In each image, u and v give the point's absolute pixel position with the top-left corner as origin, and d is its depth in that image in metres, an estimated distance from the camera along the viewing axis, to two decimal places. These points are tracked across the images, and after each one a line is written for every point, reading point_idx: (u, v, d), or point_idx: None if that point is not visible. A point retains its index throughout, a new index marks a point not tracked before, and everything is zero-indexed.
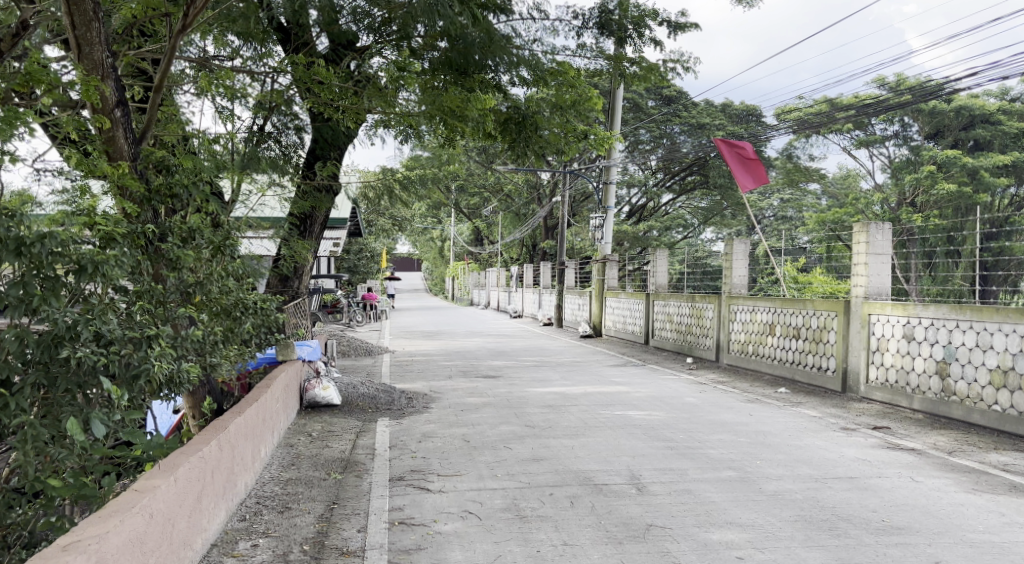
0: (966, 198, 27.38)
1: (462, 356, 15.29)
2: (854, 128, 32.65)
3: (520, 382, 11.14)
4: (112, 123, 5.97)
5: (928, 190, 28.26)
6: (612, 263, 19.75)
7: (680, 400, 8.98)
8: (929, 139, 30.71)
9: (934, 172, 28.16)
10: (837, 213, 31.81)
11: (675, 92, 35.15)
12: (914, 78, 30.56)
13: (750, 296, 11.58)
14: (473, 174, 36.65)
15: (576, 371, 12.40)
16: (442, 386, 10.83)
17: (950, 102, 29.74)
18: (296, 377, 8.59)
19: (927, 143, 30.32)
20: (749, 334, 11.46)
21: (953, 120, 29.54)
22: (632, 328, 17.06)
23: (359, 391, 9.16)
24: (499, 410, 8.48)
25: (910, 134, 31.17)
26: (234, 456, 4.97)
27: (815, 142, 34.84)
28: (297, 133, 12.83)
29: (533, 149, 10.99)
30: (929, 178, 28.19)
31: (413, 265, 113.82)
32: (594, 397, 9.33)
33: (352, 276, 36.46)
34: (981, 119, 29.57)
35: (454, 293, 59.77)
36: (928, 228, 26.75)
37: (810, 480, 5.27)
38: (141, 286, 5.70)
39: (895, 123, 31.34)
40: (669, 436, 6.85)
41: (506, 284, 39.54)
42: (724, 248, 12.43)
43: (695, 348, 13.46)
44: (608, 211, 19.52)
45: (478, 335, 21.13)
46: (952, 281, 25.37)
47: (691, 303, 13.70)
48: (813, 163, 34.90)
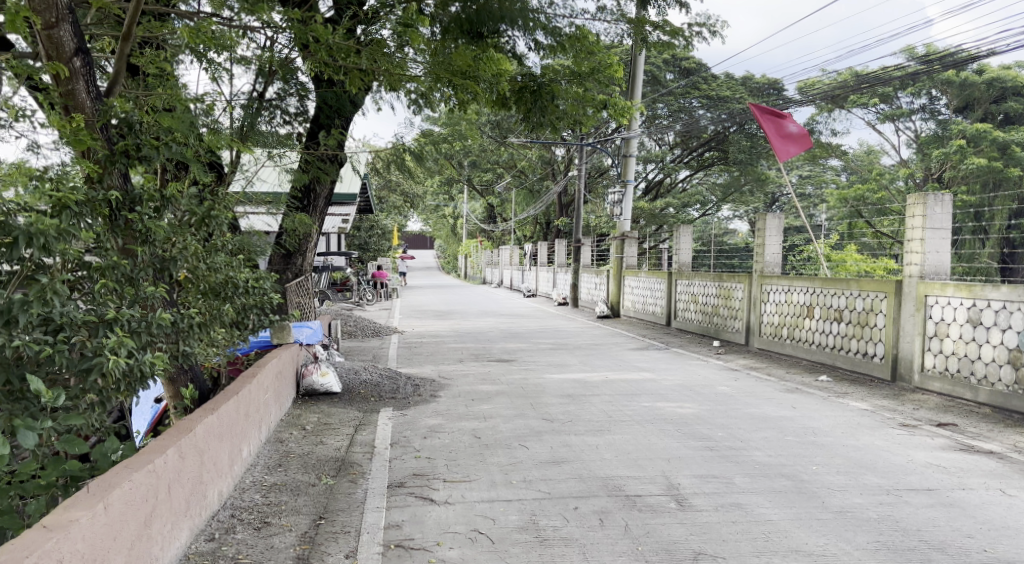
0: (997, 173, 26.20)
1: (473, 337, 14.53)
2: (879, 102, 31.43)
3: (536, 367, 10.38)
4: (70, 73, 5.20)
5: (958, 166, 27.10)
6: (631, 241, 18.87)
7: (713, 390, 8.18)
8: (959, 113, 29.45)
9: (963, 147, 26.98)
10: (859, 189, 30.73)
11: (694, 64, 34.03)
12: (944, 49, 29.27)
13: (784, 276, 10.73)
14: (486, 149, 35.73)
15: (595, 355, 11.62)
16: (452, 371, 10.08)
17: (982, 74, 28.41)
18: (293, 363, 7.83)
19: (956, 117, 29.09)
20: (784, 316, 10.62)
21: (984, 93, 28.26)
22: (653, 309, 16.22)
23: (361, 378, 8.42)
24: (514, 401, 7.71)
25: (938, 108, 29.93)
26: (204, 462, 4.21)
27: (839, 116, 33.66)
28: (298, 99, 12.02)
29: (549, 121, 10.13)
30: (958, 154, 27.01)
31: (425, 243, 113.15)
32: (618, 386, 8.54)
33: (363, 254, 35.81)
34: (1013, 91, 28.26)
35: (467, 271, 59.04)
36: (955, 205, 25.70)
37: (880, 493, 4.48)
38: (105, 261, 4.92)
39: (922, 97, 30.10)
40: (706, 434, 6.07)
41: (520, 262, 38.76)
42: (756, 223, 11.55)
43: (722, 331, 12.64)
44: (627, 186, 18.61)
45: (490, 315, 20.37)
46: (980, 260, 24.31)
47: (718, 282, 12.85)
48: (837, 138, 33.74)
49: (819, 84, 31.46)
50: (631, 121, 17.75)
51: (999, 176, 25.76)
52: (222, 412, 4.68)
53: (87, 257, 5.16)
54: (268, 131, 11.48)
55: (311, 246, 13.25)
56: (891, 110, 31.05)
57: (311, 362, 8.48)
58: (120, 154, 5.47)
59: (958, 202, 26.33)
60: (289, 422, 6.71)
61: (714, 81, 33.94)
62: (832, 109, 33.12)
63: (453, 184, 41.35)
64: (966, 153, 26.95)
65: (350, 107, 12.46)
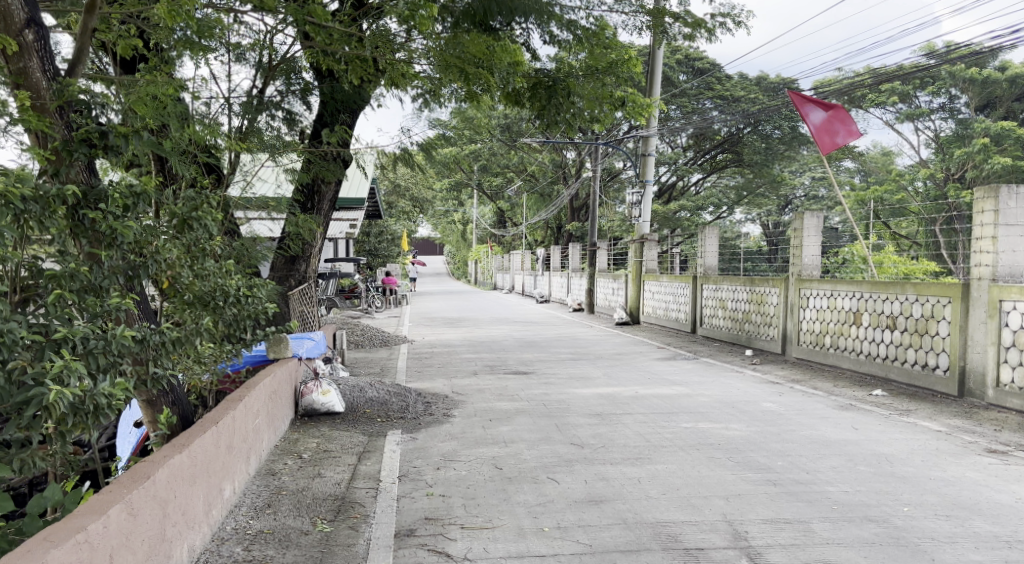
0: None
1: (488, 346, 13.74)
2: (898, 101, 30.38)
3: (558, 380, 9.57)
4: (19, 48, 4.46)
5: (981, 166, 26.13)
6: (650, 244, 18.01)
7: (758, 408, 7.36)
8: (980, 111, 28.41)
9: (987, 146, 26.04)
10: (877, 190, 29.80)
11: (708, 64, 33.23)
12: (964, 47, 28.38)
13: (825, 279, 9.88)
14: (495, 153, 35.00)
15: (619, 366, 10.79)
16: (466, 385, 9.29)
17: (1005, 71, 27.37)
18: (289, 381, 7.02)
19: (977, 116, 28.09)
20: (826, 323, 9.76)
21: (1006, 91, 27.27)
22: (676, 315, 15.39)
23: (366, 396, 7.61)
24: (538, 421, 6.89)
25: (958, 107, 28.72)
26: (171, 513, 3.42)
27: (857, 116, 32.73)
28: (302, 97, 11.32)
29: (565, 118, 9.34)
30: (981, 153, 26.06)
31: (435, 250, 112.60)
32: (651, 403, 7.71)
33: (372, 260, 35.15)
34: None
35: (477, 277, 58.29)
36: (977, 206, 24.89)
37: (999, 548, 3.65)
38: (62, 269, 4.09)
39: (941, 95, 28.88)
40: (764, 465, 5.23)
41: (532, 267, 37.96)
42: (792, 222, 10.72)
43: (754, 340, 11.81)
44: (646, 186, 17.75)
45: (503, 323, 19.55)
46: None
47: (749, 287, 12.00)
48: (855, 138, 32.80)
49: (837, 82, 30.59)
50: (648, 119, 16.92)
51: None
52: (196, 447, 3.89)
53: (43, 263, 4.32)
54: (269, 130, 10.77)
55: (317, 249, 12.49)
56: (910, 109, 29.70)
57: (311, 378, 7.71)
58: (79, 142, 4.49)
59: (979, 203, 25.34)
60: (284, 450, 5.92)
61: (728, 81, 33.12)
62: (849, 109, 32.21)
63: (462, 189, 40.62)
64: (990, 153, 26.01)
65: (355, 102, 11.70)
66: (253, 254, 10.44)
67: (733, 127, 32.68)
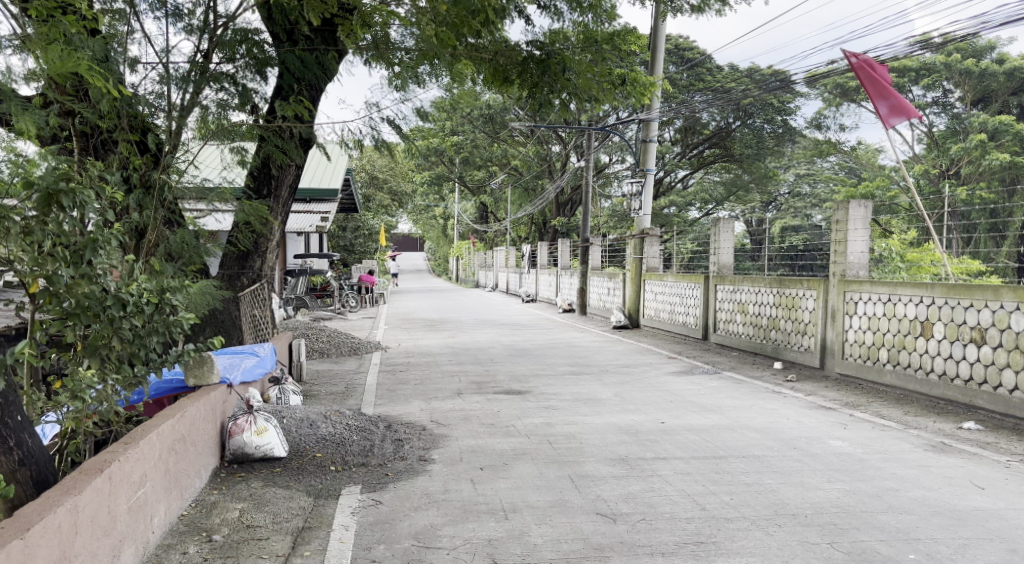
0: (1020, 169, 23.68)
1: (472, 356, 12.01)
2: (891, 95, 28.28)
3: (560, 403, 7.85)
4: None
5: (979, 162, 24.55)
6: (651, 239, 16.25)
7: (827, 448, 5.72)
8: (974, 105, 26.88)
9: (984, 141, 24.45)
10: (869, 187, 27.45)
11: (697, 54, 31.74)
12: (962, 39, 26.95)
13: (878, 281, 8.24)
14: (476, 145, 33.23)
15: (630, 383, 9.12)
16: (449, 410, 7.57)
17: (1002, 64, 25.83)
18: (211, 419, 5.23)
19: (971, 111, 26.58)
20: (881, 334, 8.11)
21: (1003, 84, 25.75)
22: (683, 319, 13.73)
23: (318, 434, 5.84)
24: (545, 472, 5.17)
25: (952, 102, 27.19)
26: None
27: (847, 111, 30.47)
28: (258, 71, 9.32)
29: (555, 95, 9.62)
30: (979, 148, 24.45)
31: (416, 245, 110.67)
32: (688, 442, 6.00)
33: (348, 256, 33.43)
34: None
35: (460, 275, 56.46)
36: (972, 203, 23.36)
37: None
38: None
39: (937, 88, 27.23)
40: (889, 560, 3.54)
41: (516, 264, 36.20)
42: (834, 214, 9.07)
43: (782, 351, 10.18)
44: (646, 175, 15.99)
45: (489, 325, 17.75)
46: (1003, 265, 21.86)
47: (777, 289, 10.35)
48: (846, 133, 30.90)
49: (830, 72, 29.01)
50: (649, 100, 15.19)
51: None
52: None
53: None
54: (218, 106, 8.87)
55: (274, 245, 10.71)
56: None
57: (243, 408, 5.88)
58: None
59: (974, 199, 23.88)
60: (188, 530, 4.13)
61: (719, 73, 31.65)
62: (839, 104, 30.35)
63: (443, 184, 38.84)
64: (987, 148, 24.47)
65: (316, 71, 9.89)
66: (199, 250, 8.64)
67: (721, 119, 31.07)
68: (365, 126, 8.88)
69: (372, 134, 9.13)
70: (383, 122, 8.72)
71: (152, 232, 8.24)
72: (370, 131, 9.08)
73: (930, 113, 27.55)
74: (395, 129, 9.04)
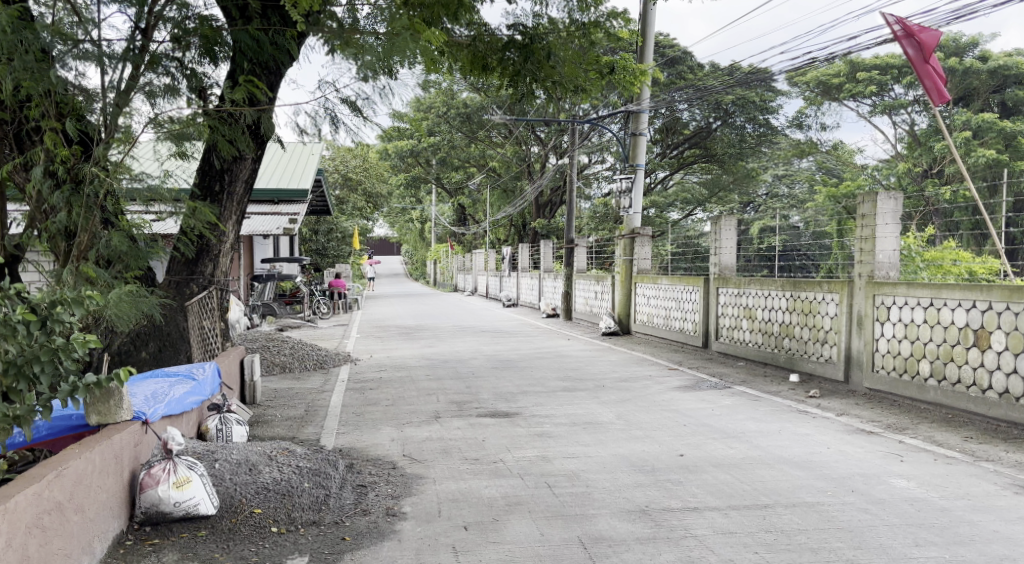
0: (1004, 167, 22.71)
1: (452, 369, 10.84)
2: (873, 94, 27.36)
3: (555, 429, 6.70)
4: None
5: (963, 160, 23.43)
6: (642, 239, 15.13)
7: (892, 488, 4.64)
8: (957, 104, 25.90)
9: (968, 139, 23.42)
10: (848, 187, 26.46)
11: (678, 52, 30.83)
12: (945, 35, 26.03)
13: (917, 282, 7.19)
14: (453, 146, 32.08)
15: (631, 401, 8.00)
16: (424, 440, 6.41)
17: (985, 62, 24.92)
18: (113, 470, 4.03)
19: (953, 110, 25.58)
20: (921, 345, 7.06)
21: (985, 83, 24.75)
22: (680, 325, 12.66)
23: (258, 482, 4.63)
24: (546, 533, 4.05)
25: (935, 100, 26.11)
26: None
27: (828, 110, 29.49)
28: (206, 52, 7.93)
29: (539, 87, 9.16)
30: (963, 146, 23.30)
31: (393, 249, 109.61)
32: (718, 483, 4.88)
33: (320, 260, 32.19)
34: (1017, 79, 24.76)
35: (437, 279, 55.29)
36: (955, 203, 22.45)
37: None
38: None
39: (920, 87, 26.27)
40: None
41: (496, 267, 35.05)
42: (860, 208, 8.02)
43: (798, 362, 9.12)
44: (636, 171, 14.87)
45: (469, 333, 16.59)
46: None
47: (791, 292, 9.30)
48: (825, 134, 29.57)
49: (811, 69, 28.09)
50: (638, 89, 14.07)
51: (1009, 170, 22.34)
52: None
53: None
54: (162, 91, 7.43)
55: (228, 248, 9.47)
56: (885, 100, 26.79)
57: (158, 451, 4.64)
58: None
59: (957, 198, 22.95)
60: None
61: (700, 70, 30.72)
62: (820, 103, 29.47)
63: (420, 186, 37.66)
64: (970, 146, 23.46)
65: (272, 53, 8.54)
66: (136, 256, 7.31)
67: (702, 118, 30.16)
68: (321, 107, 7.69)
69: (330, 118, 7.92)
70: (342, 103, 7.53)
71: (83, 233, 6.91)
72: (328, 115, 7.88)
73: (912, 111, 26.57)
74: (358, 112, 7.85)
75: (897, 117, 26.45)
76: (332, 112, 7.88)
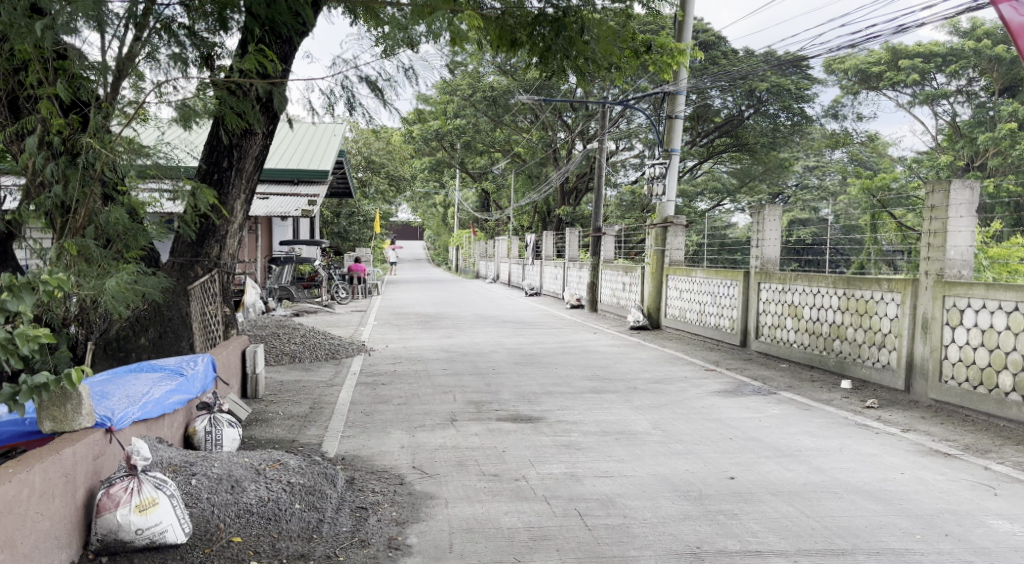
0: None
1: (471, 362, 10.15)
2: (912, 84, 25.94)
3: (583, 439, 5.97)
4: None
5: (1007, 154, 22.13)
6: (675, 229, 14.29)
7: (993, 531, 3.87)
8: (1002, 95, 24.42)
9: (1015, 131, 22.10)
10: (883, 178, 25.23)
11: (712, 36, 29.73)
12: (993, 22, 24.68)
13: (995, 284, 6.36)
14: (477, 130, 31.29)
15: (667, 407, 7.26)
16: (437, 447, 5.72)
17: None
18: (60, 491, 3.36)
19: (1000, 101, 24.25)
20: (1000, 355, 6.24)
21: None
22: (716, 322, 11.87)
23: (240, 504, 3.97)
24: None
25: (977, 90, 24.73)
26: None
27: (867, 100, 28.29)
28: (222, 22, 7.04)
29: (571, 66, 8.38)
30: (1009, 138, 22.04)
31: (415, 233, 109.25)
32: (779, 517, 4.14)
33: (341, 243, 31.66)
34: None
35: (458, 265, 54.75)
36: (999, 200, 21.20)
37: None
38: None
39: (961, 78, 24.78)
40: None
41: (519, 255, 34.29)
42: (929, 199, 7.17)
43: (849, 367, 8.33)
44: (670, 156, 14.06)
45: (490, 323, 15.90)
46: None
47: (843, 291, 8.48)
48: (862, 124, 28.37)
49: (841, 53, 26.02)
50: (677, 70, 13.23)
51: None
52: None
53: None
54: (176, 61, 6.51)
55: (237, 228, 8.76)
56: (926, 90, 25.30)
57: (124, 464, 3.97)
58: None
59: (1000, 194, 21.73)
60: None
61: (734, 56, 29.60)
62: (857, 92, 28.24)
63: (444, 171, 36.96)
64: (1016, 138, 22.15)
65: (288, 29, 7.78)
66: (133, 235, 6.55)
67: (734, 106, 29.09)
68: (337, 85, 6.97)
69: (347, 98, 7.20)
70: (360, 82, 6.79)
71: (82, 210, 6.06)
72: (345, 94, 7.16)
73: (955, 101, 25.18)
74: (377, 93, 7.13)
75: (938, 108, 25.15)
76: (349, 90, 7.15)
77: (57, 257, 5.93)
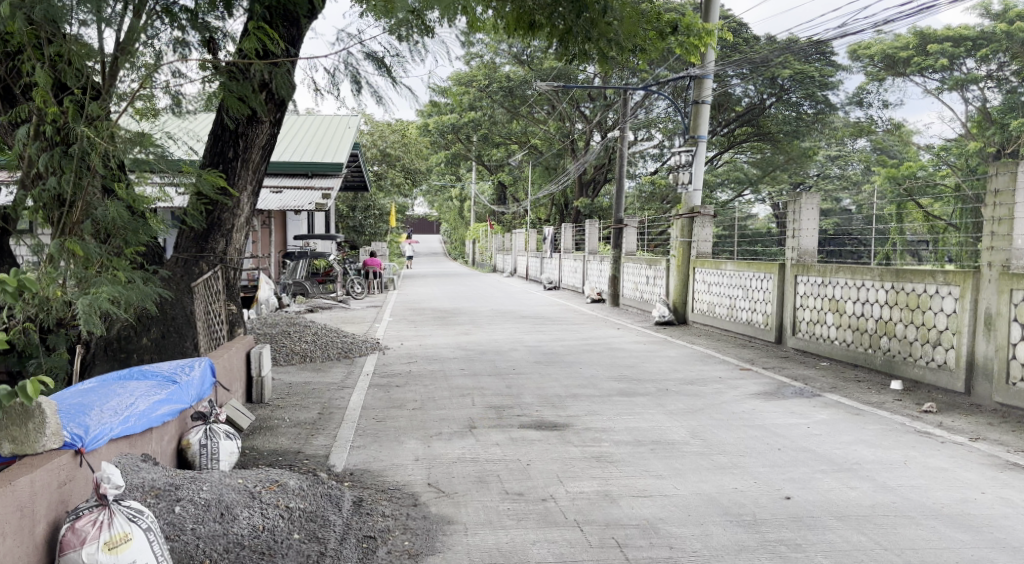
0: None
1: (491, 362, 9.61)
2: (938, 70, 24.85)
3: (616, 450, 5.42)
4: None
5: None
6: (703, 220, 13.65)
7: None
8: None
9: None
10: (909, 168, 24.26)
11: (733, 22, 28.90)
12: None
13: None
14: (494, 121, 30.70)
15: (704, 412, 6.69)
16: (455, 460, 5.19)
17: None
18: (11, 528, 2.85)
19: None
20: None
21: None
22: (748, 317, 11.26)
23: (231, 536, 3.48)
24: None
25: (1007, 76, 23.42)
26: None
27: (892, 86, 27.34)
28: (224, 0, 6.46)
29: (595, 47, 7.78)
30: None
31: (432, 226, 108.84)
32: (850, 549, 3.58)
33: (357, 237, 31.25)
34: None
35: (475, 258, 54.26)
36: None
37: None
38: None
39: (990, 62, 23.54)
40: None
41: (536, 248, 33.68)
42: (994, 182, 6.54)
43: (900, 366, 7.71)
44: (697, 143, 13.43)
45: (510, 318, 15.37)
46: None
47: (891, 284, 7.86)
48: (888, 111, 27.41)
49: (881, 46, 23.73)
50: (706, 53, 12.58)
51: None
52: None
53: None
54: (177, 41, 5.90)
55: (244, 222, 8.22)
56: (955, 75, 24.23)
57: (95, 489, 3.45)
58: None
59: None
60: None
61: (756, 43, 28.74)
62: (883, 78, 27.24)
63: (461, 163, 36.43)
64: None
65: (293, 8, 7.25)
66: (136, 229, 5.88)
67: (756, 94, 28.26)
68: (341, 62, 6.41)
69: (352, 76, 6.64)
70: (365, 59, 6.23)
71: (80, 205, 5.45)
72: (350, 71, 6.61)
73: (984, 87, 24.03)
74: (385, 72, 6.58)
75: (967, 93, 24.07)
76: (354, 69, 6.61)
77: (57, 253, 5.30)
